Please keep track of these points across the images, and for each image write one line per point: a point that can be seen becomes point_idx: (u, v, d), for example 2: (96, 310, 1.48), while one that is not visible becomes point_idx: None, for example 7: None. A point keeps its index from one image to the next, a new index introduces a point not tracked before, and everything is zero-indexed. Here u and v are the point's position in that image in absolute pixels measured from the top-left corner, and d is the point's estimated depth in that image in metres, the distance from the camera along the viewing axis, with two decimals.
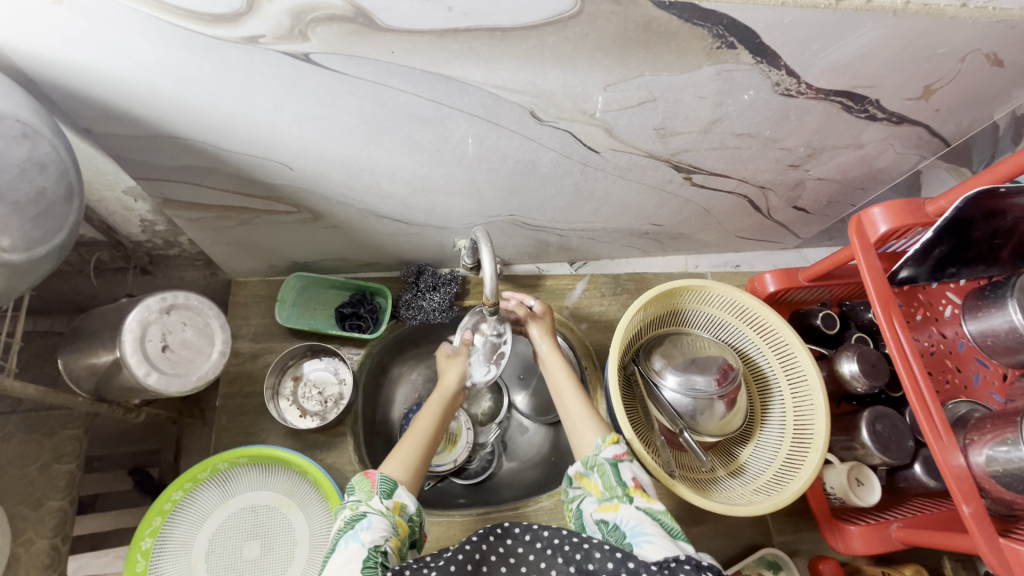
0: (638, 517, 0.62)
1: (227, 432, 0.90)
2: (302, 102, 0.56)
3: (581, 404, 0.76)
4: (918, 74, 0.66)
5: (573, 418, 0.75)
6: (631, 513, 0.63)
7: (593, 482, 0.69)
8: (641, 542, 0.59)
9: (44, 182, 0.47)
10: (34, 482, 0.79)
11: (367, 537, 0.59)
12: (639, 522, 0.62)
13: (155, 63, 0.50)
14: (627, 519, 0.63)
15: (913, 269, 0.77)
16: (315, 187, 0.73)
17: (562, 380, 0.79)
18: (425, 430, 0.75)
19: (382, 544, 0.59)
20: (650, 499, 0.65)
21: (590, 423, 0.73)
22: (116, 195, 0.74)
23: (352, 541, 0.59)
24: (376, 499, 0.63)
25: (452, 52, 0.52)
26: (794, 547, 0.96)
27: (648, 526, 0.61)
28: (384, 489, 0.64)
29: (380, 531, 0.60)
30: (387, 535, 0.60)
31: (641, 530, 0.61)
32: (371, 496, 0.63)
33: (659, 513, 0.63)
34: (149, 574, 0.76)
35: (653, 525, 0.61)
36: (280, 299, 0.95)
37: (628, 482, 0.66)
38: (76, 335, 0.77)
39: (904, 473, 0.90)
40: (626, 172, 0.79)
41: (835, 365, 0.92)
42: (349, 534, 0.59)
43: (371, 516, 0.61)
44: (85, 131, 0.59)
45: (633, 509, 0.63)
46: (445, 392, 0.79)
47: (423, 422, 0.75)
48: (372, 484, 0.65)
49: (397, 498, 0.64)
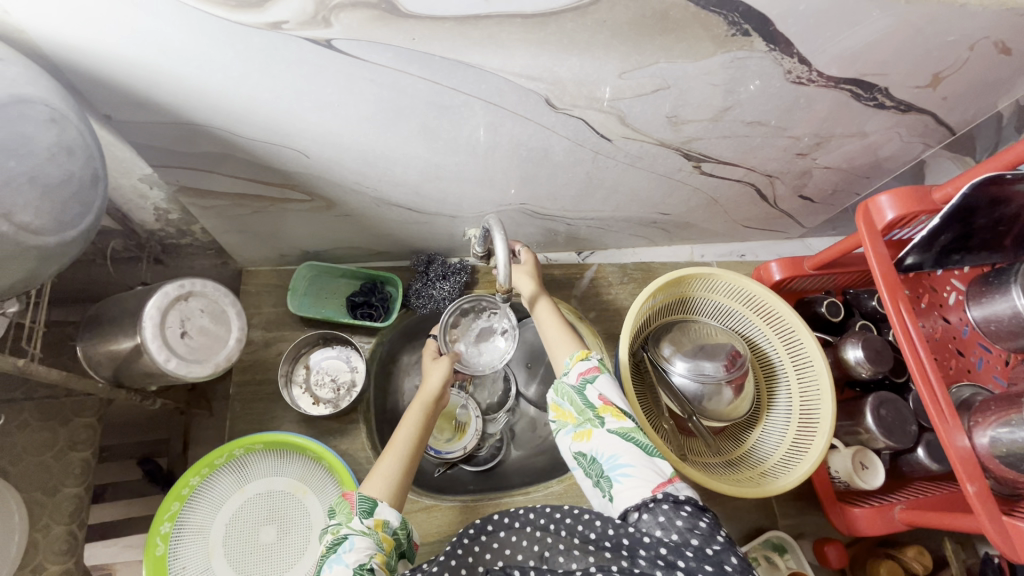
0: (611, 444, 0.64)
1: (242, 420, 0.91)
2: (321, 88, 0.57)
3: (557, 325, 0.80)
4: (927, 61, 0.67)
5: (548, 340, 0.79)
6: (603, 439, 0.64)
7: (566, 410, 0.69)
8: (619, 475, 0.61)
9: (71, 167, 0.49)
10: (50, 469, 0.79)
11: (351, 558, 0.57)
12: (614, 450, 0.63)
13: (178, 50, 0.51)
14: (602, 449, 0.64)
15: (919, 256, 0.78)
16: (330, 175, 0.74)
17: (540, 310, 0.83)
18: (404, 443, 0.71)
19: (367, 562, 0.57)
20: (620, 417, 0.65)
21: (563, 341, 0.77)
22: (131, 183, 0.75)
23: (336, 565, 0.57)
24: (357, 519, 0.61)
25: (471, 39, 0.52)
26: (799, 529, 0.97)
27: (623, 453, 0.62)
28: (364, 508, 0.62)
29: (363, 550, 0.58)
30: (372, 552, 0.58)
31: (618, 460, 0.62)
32: (352, 517, 0.62)
33: (630, 432, 0.64)
34: (168, 558, 0.77)
35: (628, 452, 0.63)
36: (292, 289, 0.96)
37: (596, 402, 0.67)
38: (93, 323, 0.78)
39: (907, 457, 0.91)
40: (637, 160, 0.80)
41: (841, 351, 0.94)
42: (332, 558, 0.58)
43: (353, 537, 0.59)
44: (105, 118, 0.60)
45: (605, 433, 0.65)
46: (425, 400, 0.77)
47: (404, 433, 0.72)
48: (351, 504, 0.63)
49: (378, 516, 0.63)
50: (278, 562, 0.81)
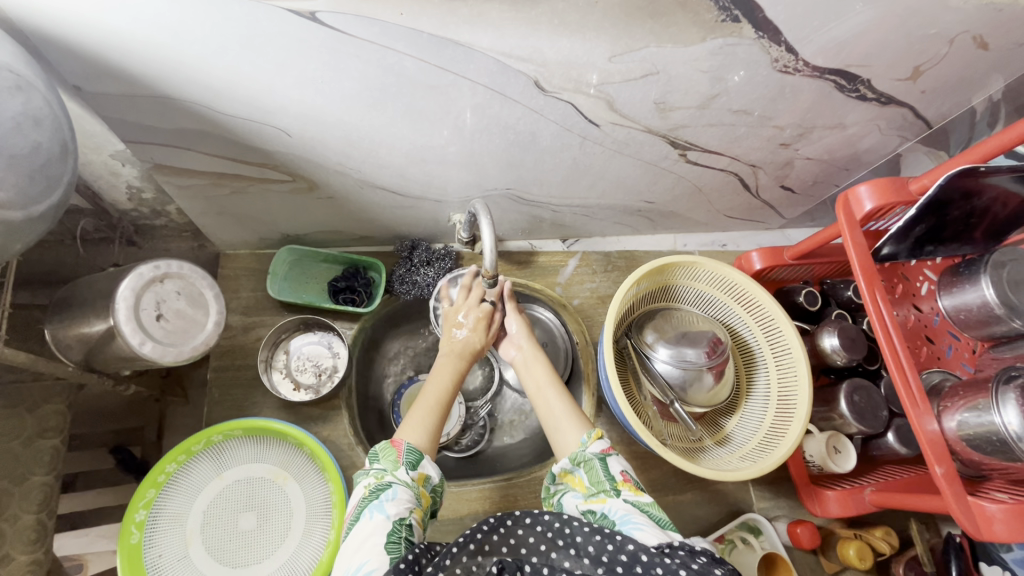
0: (626, 507, 0.62)
1: (220, 405, 0.89)
2: (306, 63, 0.55)
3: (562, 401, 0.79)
4: (909, 54, 0.68)
5: (555, 418, 0.77)
6: (618, 504, 0.63)
7: (580, 478, 0.69)
8: (630, 529, 0.59)
9: (39, 137, 0.46)
10: (18, 457, 0.76)
11: (392, 509, 0.58)
12: (628, 510, 0.62)
13: (154, 17, 0.48)
14: (615, 509, 0.63)
15: (894, 246, 0.80)
16: (313, 155, 0.72)
17: (542, 380, 0.83)
18: (438, 392, 0.76)
19: (406, 517, 0.58)
20: (638, 492, 0.65)
21: (573, 422, 0.75)
22: (103, 159, 0.72)
23: (376, 513, 0.58)
24: (402, 470, 0.63)
25: (461, 16, 0.51)
26: (773, 512, 1.00)
27: (637, 515, 0.61)
28: (410, 459, 0.64)
29: (404, 503, 0.59)
30: (411, 507, 0.60)
31: (631, 518, 0.61)
32: (398, 466, 0.63)
33: (646, 505, 0.63)
34: (144, 546, 0.75)
35: (642, 515, 0.61)
36: (271, 273, 0.93)
37: (617, 476, 0.66)
38: (64, 305, 0.75)
39: (877, 442, 0.94)
40: (624, 147, 0.79)
41: (818, 340, 0.96)
42: (374, 505, 0.59)
43: (396, 487, 0.61)
44: (75, 89, 0.57)
45: (620, 501, 0.63)
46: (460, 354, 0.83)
47: (432, 391, 0.76)
48: (399, 454, 0.64)
49: (421, 470, 0.64)
50: (257, 549, 0.80)
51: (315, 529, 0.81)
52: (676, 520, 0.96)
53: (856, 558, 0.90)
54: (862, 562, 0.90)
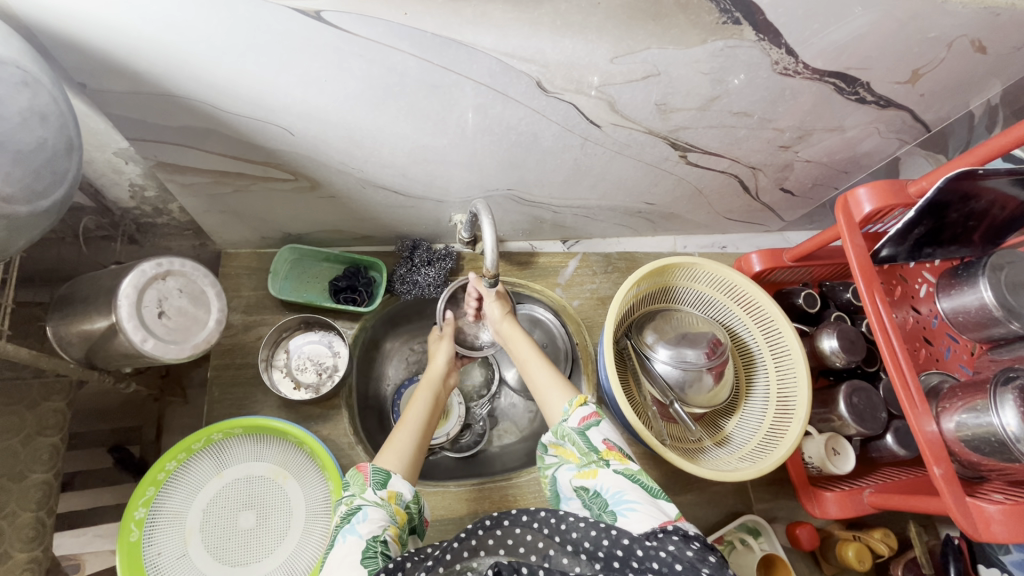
0: (617, 482, 0.64)
1: (220, 404, 0.89)
2: (309, 62, 0.56)
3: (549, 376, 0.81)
4: (908, 57, 0.69)
5: (540, 391, 0.80)
6: (610, 477, 0.64)
7: (568, 450, 0.71)
8: (624, 510, 0.60)
9: (45, 133, 0.47)
10: (17, 455, 0.75)
11: (364, 529, 0.59)
12: (619, 487, 0.63)
13: (160, 15, 0.49)
14: (607, 485, 0.64)
15: (893, 249, 0.81)
16: (316, 154, 0.72)
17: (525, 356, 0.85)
18: (417, 423, 0.76)
19: (380, 534, 0.59)
20: (624, 460, 0.66)
21: (558, 392, 0.78)
22: (106, 157, 0.72)
23: (350, 535, 0.59)
24: (370, 490, 0.63)
25: (465, 16, 0.52)
26: (773, 514, 1.00)
27: (629, 492, 0.62)
28: (377, 480, 0.64)
29: (377, 522, 0.60)
30: (385, 524, 0.61)
31: (624, 497, 0.62)
32: (365, 489, 0.63)
33: (636, 474, 0.64)
34: (144, 544, 0.75)
35: (634, 490, 0.62)
36: (273, 271, 0.94)
37: (599, 446, 0.68)
38: (65, 302, 0.75)
39: (876, 443, 0.95)
40: (625, 148, 0.80)
41: (817, 342, 0.96)
42: (346, 528, 0.60)
43: (366, 508, 0.61)
44: (80, 86, 0.58)
45: (611, 473, 0.65)
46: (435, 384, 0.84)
47: (414, 414, 0.77)
48: (366, 476, 0.65)
49: (392, 488, 0.65)
50: (256, 547, 0.80)
51: (315, 528, 0.81)
52: None
53: (855, 559, 0.90)
54: (860, 564, 0.89)
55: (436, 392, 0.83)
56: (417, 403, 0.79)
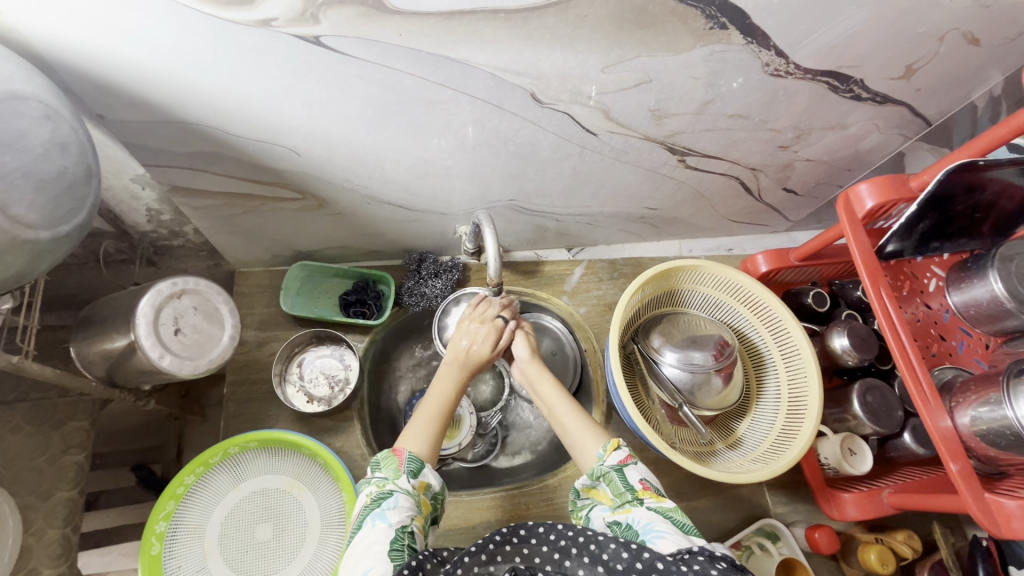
0: (649, 516, 0.63)
1: (236, 419, 0.92)
2: (311, 86, 0.58)
3: (578, 416, 0.79)
4: (900, 53, 0.69)
5: (571, 433, 0.78)
6: (642, 513, 0.64)
7: (603, 492, 0.70)
8: (654, 538, 0.60)
9: (64, 162, 0.50)
10: (43, 473, 0.78)
11: (394, 517, 0.60)
12: (651, 519, 0.63)
13: (170, 46, 0.52)
14: (640, 519, 0.64)
15: (899, 243, 0.80)
16: (321, 173, 0.75)
17: (553, 396, 0.82)
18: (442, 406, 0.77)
19: (409, 525, 0.60)
20: (660, 498, 0.66)
21: (589, 435, 0.76)
22: (124, 183, 0.75)
23: (379, 521, 0.60)
24: (403, 478, 0.65)
25: (456, 35, 0.54)
26: (791, 517, 0.98)
27: (660, 523, 0.62)
28: (411, 468, 0.66)
29: (405, 511, 0.61)
30: (413, 514, 0.62)
31: (654, 527, 0.61)
32: (399, 475, 0.65)
33: (670, 511, 0.64)
34: (164, 557, 0.77)
35: (665, 522, 0.62)
36: (284, 288, 0.97)
37: (636, 485, 0.67)
38: (87, 323, 0.78)
39: (893, 443, 0.93)
40: (622, 155, 0.81)
41: (827, 341, 0.95)
42: (376, 513, 0.61)
43: (397, 495, 0.63)
44: (98, 117, 0.61)
45: (645, 509, 0.64)
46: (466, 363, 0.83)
47: (439, 396, 0.78)
48: (400, 462, 0.66)
49: (422, 478, 0.66)
50: (273, 560, 0.81)
51: (330, 539, 0.82)
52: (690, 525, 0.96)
53: (878, 563, 0.87)
54: (884, 567, 0.86)
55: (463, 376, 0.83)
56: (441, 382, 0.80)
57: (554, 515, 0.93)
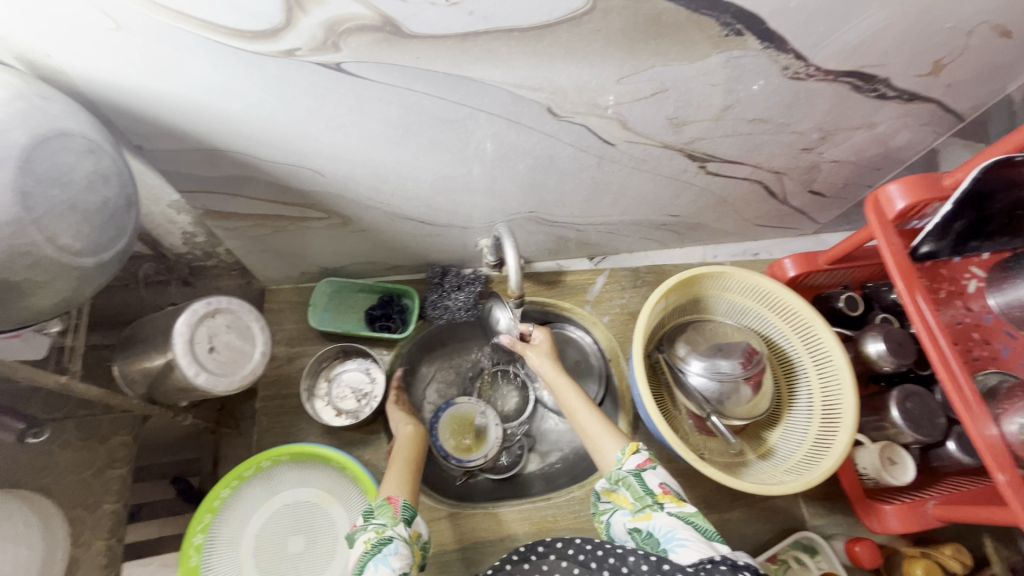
0: (670, 522, 0.63)
1: (268, 433, 0.94)
2: (334, 110, 0.60)
3: (596, 419, 0.79)
4: (927, 50, 0.67)
5: (591, 438, 0.78)
6: (663, 519, 0.64)
7: (623, 496, 0.69)
8: (675, 547, 0.60)
9: (107, 193, 0.53)
10: (90, 486, 0.81)
11: (396, 562, 0.64)
12: (672, 526, 0.62)
13: (202, 79, 0.55)
14: (661, 526, 0.63)
15: (935, 244, 0.77)
16: (345, 192, 0.77)
17: (572, 399, 0.83)
18: (405, 459, 0.83)
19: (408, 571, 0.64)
20: (680, 503, 0.65)
21: (610, 440, 0.76)
22: (161, 209, 0.79)
23: (382, 565, 0.63)
24: (400, 525, 0.69)
25: (472, 54, 0.55)
26: (829, 530, 0.95)
27: (681, 530, 0.62)
28: (406, 516, 0.70)
29: (405, 558, 0.65)
30: (410, 561, 0.66)
31: (675, 535, 0.61)
32: (396, 522, 0.69)
33: (691, 516, 0.63)
34: (202, 569, 0.80)
35: (687, 529, 0.62)
36: (313, 304, 1.00)
37: (655, 489, 0.67)
38: (128, 343, 0.82)
39: (937, 451, 0.89)
40: (641, 164, 0.81)
41: (861, 346, 0.92)
42: (378, 557, 0.64)
43: (396, 542, 0.66)
44: (137, 148, 0.65)
45: (665, 515, 0.64)
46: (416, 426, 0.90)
47: (400, 452, 0.84)
48: (395, 510, 0.70)
49: (415, 527, 0.71)
50: (306, 571, 0.83)
51: None
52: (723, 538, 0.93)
53: None
54: None
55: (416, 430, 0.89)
56: (403, 436, 0.88)
57: (582, 528, 0.92)
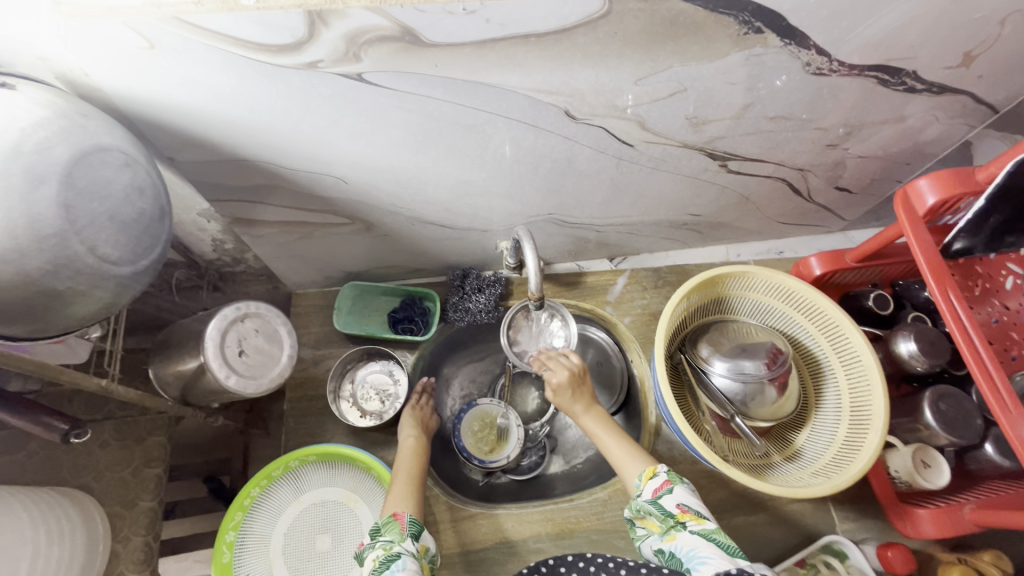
0: (692, 541, 0.63)
1: (296, 434, 0.97)
2: (356, 120, 0.62)
3: (619, 442, 0.79)
4: (957, 40, 0.65)
5: (615, 460, 0.78)
6: (685, 538, 0.63)
7: (649, 521, 0.69)
8: (697, 565, 0.59)
9: (143, 205, 0.55)
10: (128, 484, 0.85)
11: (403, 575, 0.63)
12: (693, 545, 0.62)
13: (231, 93, 0.57)
14: (682, 545, 0.63)
15: (969, 240, 0.75)
16: (367, 198, 0.78)
17: (597, 428, 0.82)
18: (409, 472, 0.84)
19: None
20: (701, 520, 0.65)
21: (632, 462, 0.76)
22: (192, 218, 0.82)
23: None
24: (408, 540, 0.69)
25: (490, 61, 0.55)
26: (859, 535, 0.93)
27: (703, 548, 0.61)
28: (412, 531, 0.71)
29: (412, 571, 0.64)
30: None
31: (696, 553, 0.61)
32: (403, 538, 0.70)
33: (712, 533, 0.63)
34: (235, 565, 0.82)
35: (708, 546, 0.61)
36: (337, 308, 1.01)
37: (673, 509, 0.67)
38: (163, 346, 0.85)
39: (974, 454, 0.86)
40: (661, 164, 0.80)
41: (892, 346, 0.90)
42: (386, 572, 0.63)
43: (404, 557, 0.66)
44: (169, 160, 0.67)
45: (688, 534, 0.64)
46: (420, 438, 0.91)
47: (404, 465, 0.85)
48: (402, 525, 0.72)
49: (422, 542, 0.72)
50: (334, 570, 0.85)
51: None
52: (748, 542, 0.92)
53: None
54: None
55: (420, 443, 0.90)
56: (405, 449, 0.88)
57: (605, 530, 0.92)
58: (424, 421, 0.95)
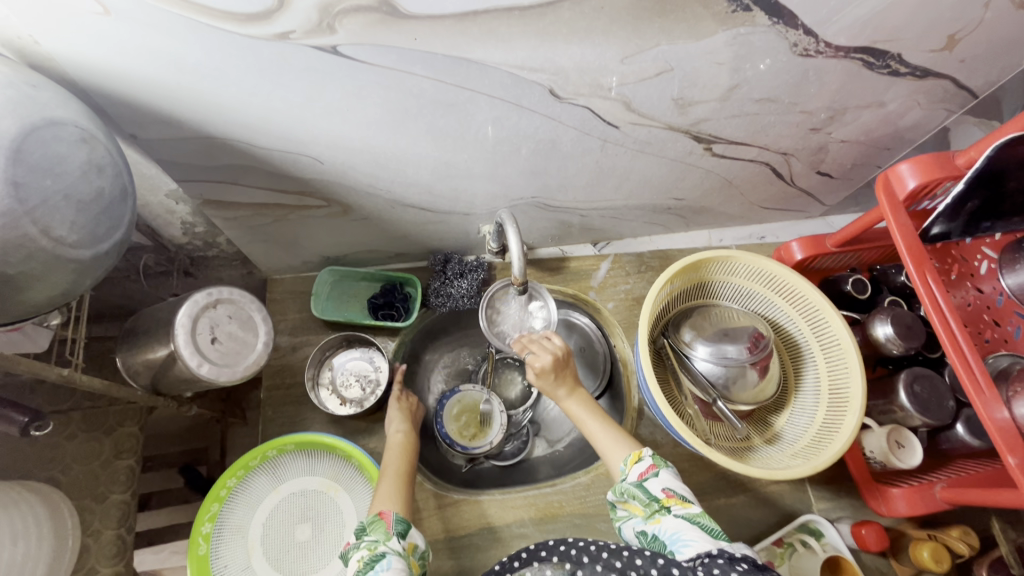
0: (676, 525, 0.63)
1: (273, 423, 0.95)
2: (331, 97, 0.59)
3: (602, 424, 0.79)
4: (941, 23, 0.65)
5: (596, 441, 0.78)
6: (669, 522, 0.64)
7: (632, 504, 0.69)
8: (681, 548, 0.60)
9: (102, 183, 0.52)
10: (98, 476, 0.82)
11: None
12: (677, 528, 0.62)
13: (196, 66, 0.53)
14: (666, 528, 0.63)
15: (946, 225, 0.76)
16: (344, 180, 0.76)
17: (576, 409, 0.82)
18: (397, 470, 0.81)
19: None
20: (686, 503, 0.65)
21: (615, 445, 0.76)
22: (159, 199, 0.78)
23: None
24: (393, 539, 0.68)
25: (472, 35, 0.53)
26: (834, 514, 0.95)
27: (687, 531, 0.62)
28: (399, 530, 0.70)
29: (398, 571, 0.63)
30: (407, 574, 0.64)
31: (680, 536, 0.61)
32: (389, 536, 0.68)
33: (697, 516, 0.63)
34: (212, 557, 0.80)
35: (692, 530, 0.61)
36: (314, 294, 0.99)
37: (659, 494, 0.66)
38: (130, 334, 0.81)
39: (946, 434, 0.89)
40: (646, 146, 0.79)
41: (869, 330, 0.91)
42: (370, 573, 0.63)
43: (390, 557, 0.65)
44: (132, 137, 0.64)
45: (672, 518, 0.64)
46: (409, 435, 0.89)
47: (392, 463, 0.83)
48: (388, 524, 0.70)
49: (410, 539, 0.70)
50: (314, 559, 0.83)
51: None
52: (728, 522, 0.94)
53: (931, 560, 0.83)
54: (938, 565, 0.82)
55: (410, 441, 0.88)
56: (393, 446, 0.86)
57: (588, 514, 0.93)
58: (410, 414, 0.94)
